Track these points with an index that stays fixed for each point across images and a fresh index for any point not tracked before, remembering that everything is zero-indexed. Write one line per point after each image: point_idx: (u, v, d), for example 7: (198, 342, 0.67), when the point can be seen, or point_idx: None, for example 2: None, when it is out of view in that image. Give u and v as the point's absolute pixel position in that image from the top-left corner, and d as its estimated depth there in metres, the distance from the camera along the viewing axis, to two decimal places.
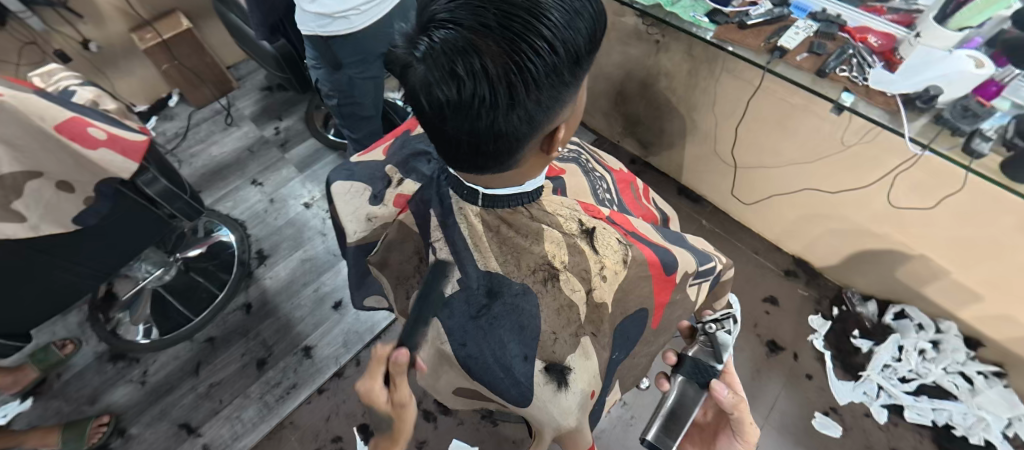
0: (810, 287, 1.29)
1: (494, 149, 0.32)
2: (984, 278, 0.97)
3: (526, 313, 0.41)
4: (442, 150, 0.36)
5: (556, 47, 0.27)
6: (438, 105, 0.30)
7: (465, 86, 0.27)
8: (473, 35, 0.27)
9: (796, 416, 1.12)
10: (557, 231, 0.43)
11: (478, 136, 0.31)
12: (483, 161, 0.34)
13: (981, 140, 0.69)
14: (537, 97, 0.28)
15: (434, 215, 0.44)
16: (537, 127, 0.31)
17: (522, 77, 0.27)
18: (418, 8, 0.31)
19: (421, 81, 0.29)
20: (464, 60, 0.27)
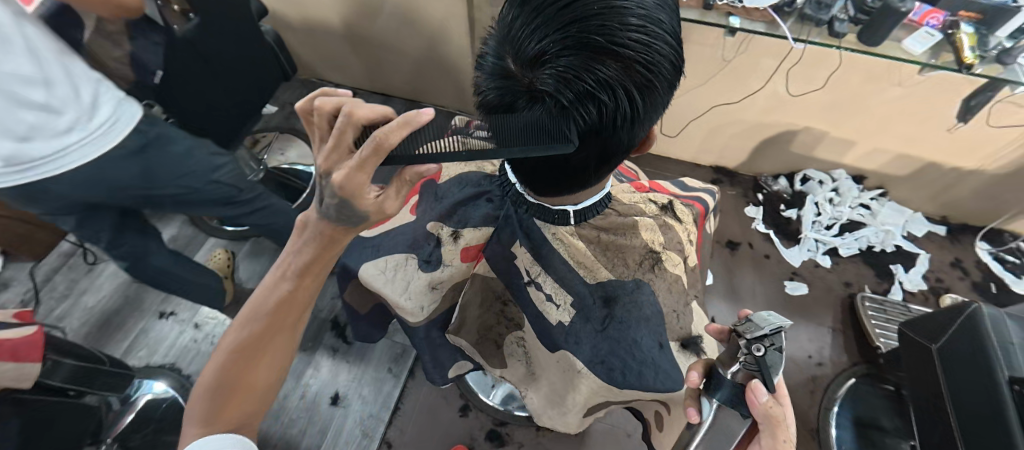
0: (735, 186, 1.49)
1: (617, 151, 0.37)
2: (855, 128, 1.21)
3: (648, 305, 0.41)
4: (542, 179, 0.39)
5: (670, 45, 0.32)
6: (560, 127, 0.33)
7: (602, 100, 0.32)
8: (601, 54, 0.31)
9: (774, 292, 1.30)
10: (644, 218, 0.44)
11: (607, 143, 0.35)
12: (601, 168, 0.38)
13: (839, 23, 0.84)
14: (659, 92, 0.34)
15: (523, 248, 0.43)
16: (651, 121, 0.37)
17: (651, 77, 0.32)
18: (513, 51, 0.34)
19: (539, 109, 0.33)
20: (599, 79, 0.31)
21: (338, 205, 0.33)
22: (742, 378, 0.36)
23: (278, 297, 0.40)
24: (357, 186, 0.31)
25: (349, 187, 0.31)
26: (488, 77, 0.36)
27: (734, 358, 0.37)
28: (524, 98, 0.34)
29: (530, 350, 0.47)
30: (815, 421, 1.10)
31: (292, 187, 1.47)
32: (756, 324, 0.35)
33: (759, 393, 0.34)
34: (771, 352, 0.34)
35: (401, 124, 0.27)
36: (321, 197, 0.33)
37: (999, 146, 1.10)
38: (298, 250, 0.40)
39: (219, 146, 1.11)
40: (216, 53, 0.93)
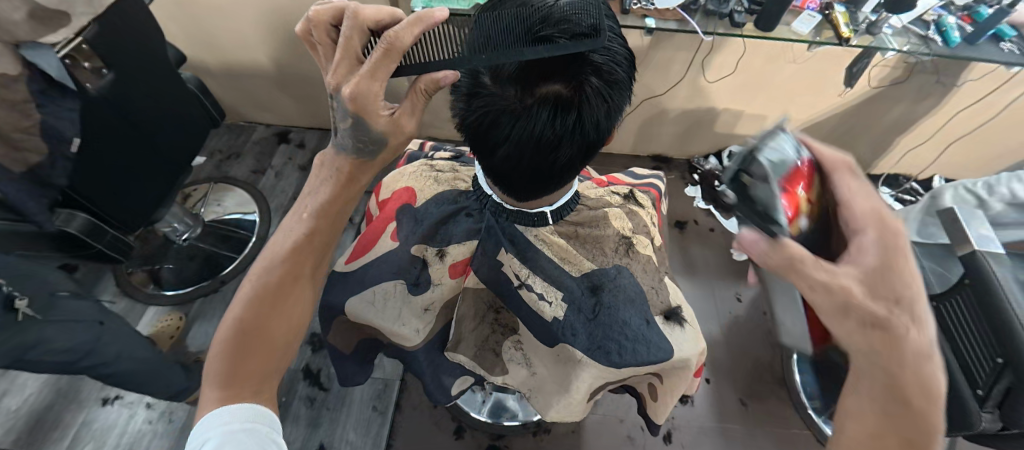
0: (672, 170, 1.61)
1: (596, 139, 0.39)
2: (765, 105, 1.36)
3: (631, 287, 0.45)
4: (527, 174, 0.40)
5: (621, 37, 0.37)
6: (545, 139, 0.36)
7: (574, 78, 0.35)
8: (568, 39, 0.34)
9: (724, 261, 1.41)
10: (613, 208, 0.48)
11: (588, 129, 0.37)
12: (580, 160, 0.40)
13: (738, 14, 0.94)
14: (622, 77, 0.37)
15: (509, 254, 0.45)
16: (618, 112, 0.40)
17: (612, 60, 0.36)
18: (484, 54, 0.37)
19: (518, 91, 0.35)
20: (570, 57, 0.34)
21: (353, 126, 0.37)
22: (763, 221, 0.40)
23: (292, 242, 0.45)
24: (368, 99, 0.35)
25: (362, 94, 0.34)
26: (465, 98, 0.37)
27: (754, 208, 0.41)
28: (508, 116, 0.36)
29: (528, 351, 0.49)
30: (780, 371, 1.20)
31: (235, 238, 1.39)
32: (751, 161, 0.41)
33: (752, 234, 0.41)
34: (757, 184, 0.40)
35: (411, 22, 0.30)
36: (337, 112, 0.37)
37: (878, 103, 1.29)
38: (311, 193, 0.45)
39: (144, 219, 1.01)
40: (137, 108, 0.89)
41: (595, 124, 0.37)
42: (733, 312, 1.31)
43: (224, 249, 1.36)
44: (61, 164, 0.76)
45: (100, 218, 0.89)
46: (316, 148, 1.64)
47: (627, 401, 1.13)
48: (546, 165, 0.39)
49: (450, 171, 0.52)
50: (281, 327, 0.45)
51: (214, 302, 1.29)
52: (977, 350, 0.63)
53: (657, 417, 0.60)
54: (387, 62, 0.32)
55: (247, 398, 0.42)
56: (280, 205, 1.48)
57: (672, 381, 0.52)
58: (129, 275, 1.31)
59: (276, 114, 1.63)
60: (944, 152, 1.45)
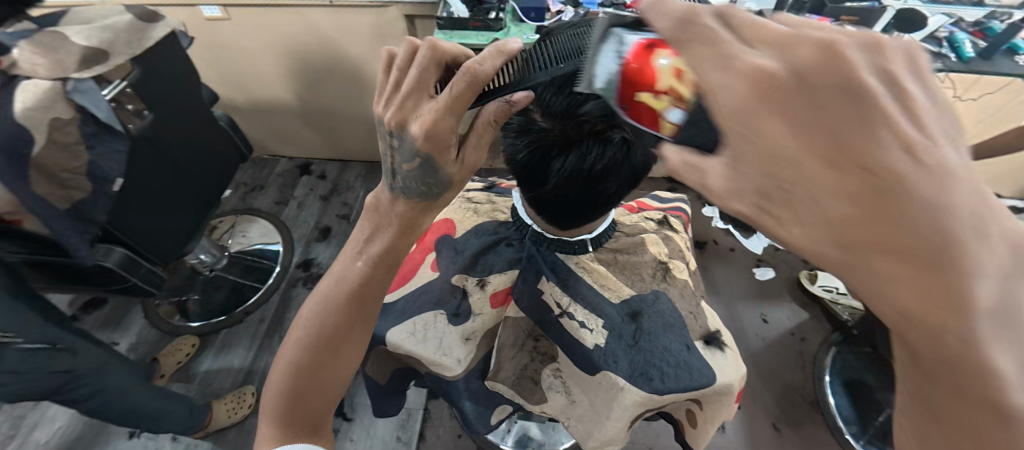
0: (689, 190, 1.61)
1: (639, 172, 0.40)
2: None
3: (669, 312, 0.45)
4: (575, 210, 0.42)
5: None
6: (595, 171, 0.38)
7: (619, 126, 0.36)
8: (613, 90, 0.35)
9: (747, 280, 1.39)
10: (649, 234, 0.49)
11: (634, 167, 0.39)
12: (624, 190, 0.42)
13: None
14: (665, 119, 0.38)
15: (551, 282, 0.45)
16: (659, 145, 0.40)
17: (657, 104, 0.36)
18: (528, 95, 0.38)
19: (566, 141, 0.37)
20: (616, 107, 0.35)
21: (420, 166, 0.38)
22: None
23: (348, 288, 0.43)
24: (439, 137, 0.35)
25: (433, 134, 0.35)
26: (516, 136, 0.39)
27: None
28: (557, 149, 0.38)
29: (567, 379, 0.49)
30: (811, 394, 1.17)
31: (259, 268, 1.41)
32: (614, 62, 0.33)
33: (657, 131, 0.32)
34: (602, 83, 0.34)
35: (491, 52, 0.32)
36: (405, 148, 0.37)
37: None
38: (368, 239, 0.43)
39: (176, 252, 1.04)
40: (172, 145, 0.93)
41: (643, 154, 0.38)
42: (759, 333, 1.28)
43: (248, 279, 1.38)
44: (104, 201, 0.78)
45: (135, 252, 0.92)
46: (337, 178, 1.68)
47: (653, 427, 1.11)
48: (594, 193, 0.40)
49: (488, 203, 0.54)
50: (337, 368, 0.45)
51: (238, 333, 1.30)
52: None
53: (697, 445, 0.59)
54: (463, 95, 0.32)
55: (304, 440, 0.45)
56: (303, 234, 1.51)
57: (715, 409, 0.51)
58: (156, 307, 1.34)
59: (300, 146, 1.68)
60: None
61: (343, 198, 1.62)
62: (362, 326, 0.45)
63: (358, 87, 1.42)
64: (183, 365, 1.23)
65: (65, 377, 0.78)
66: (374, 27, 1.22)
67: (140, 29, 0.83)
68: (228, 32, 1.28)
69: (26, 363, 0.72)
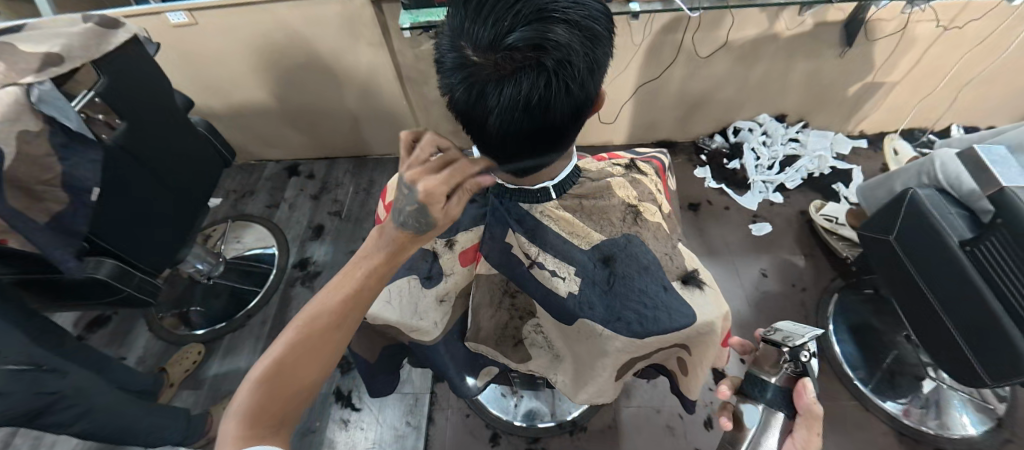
0: (679, 153, 1.59)
1: (582, 113, 0.37)
2: (761, 75, 1.37)
3: (641, 253, 0.44)
4: (524, 155, 0.38)
5: (593, 7, 0.34)
6: (533, 101, 0.33)
7: (554, 55, 0.32)
8: (540, 19, 0.32)
9: (744, 237, 1.37)
10: (615, 178, 0.48)
11: (576, 104, 0.35)
12: (569, 134, 0.38)
13: None
14: (600, 51, 0.35)
15: (518, 235, 0.45)
16: (599, 82, 0.37)
17: (590, 34, 0.33)
18: (456, 35, 0.34)
19: (502, 76, 0.33)
20: (547, 36, 0.32)
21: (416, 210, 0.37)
22: (785, 380, 0.53)
23: (344, 295, 0.40)
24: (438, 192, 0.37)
25: (431, 194, 0.37)
26: (450, 72, 0.35)
27: (773, 359, 0.55)
28: (494, 83, 0.33)
29: (549, 334, 0.50)
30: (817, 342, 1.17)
31: (256, 272, 1.42)
32: (799, 335, 0.54)
33: (806, 388, 0.51)
34: (809, 354, 0.53)
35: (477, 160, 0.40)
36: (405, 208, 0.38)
37: (876, 54, 1.29)
38: (369, 253, 0.41)
39: (166, 262, 1.04)
40: (150, 154, 0.93)
41: (580, 81, 0.34)
42: (759, 288, 1.27)
43: (247, 284, 1.39)
44: (83, 211, 0.78)
45: (126, 262, 0.92)
46: (325, 176, 1.67)
47: (660, 388, 1.11)
48: (542, 129, 0.36)
49: None
50: (316, 369, 0.41)
51: (242, 336, 1.31)
52: None
53: (691, 391, 0.59)
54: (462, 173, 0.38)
55: (269, 440, 0.39)
56: (297, 235, 1.52)
57: (700, 350, 0.51)
58: (159, 319, 1.35)
59: (284, 148, 1.68)
60: (950, 97, 1.45)
61: (333, 196, 1.61)
62: (347, 330, 0.42)
63: (336, 82, 1.42)
64: (191, 372, 1.24)
65: (51, 398, 0.78)
66: (343, 17, 1.21)
67: (98, 35, 0.83)
68: (198, 38, 1.27)
69: (16, 382, 0.73)
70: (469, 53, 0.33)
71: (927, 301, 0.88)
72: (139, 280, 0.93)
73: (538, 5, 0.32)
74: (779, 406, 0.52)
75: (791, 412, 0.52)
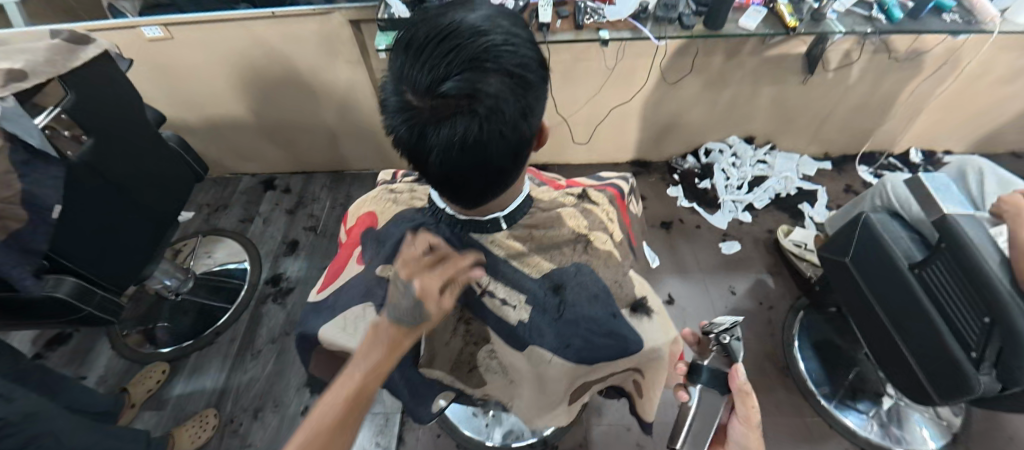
0: (653, 173, 1.63)
1: (521, 152, 0.39)
2: (729, 99, 1.42)
3: (591, 282, 0.46)
4: (468, 190, 0.40)
5: (530, 52, 0.35)
6: (468, 142, 0.35)
7: (486, 103, 0.33)
8: (473, 68, 0.33)
9: (714, 255, 1.41)
10: (566, 208, 0.49)
11: (512, 145, 0.37)
12: (511, 171, 0.40)
13: (686, 17, 1.01)
14: (536, 95, 0.36)
15: (470, 265, 0.45)
16: (538, 121, 0.38)
17: (524, 81, 0.34)
18: (398, 78, 0.35)
19: (437, 121, 0.34)
20: (478, 84, 0.33)
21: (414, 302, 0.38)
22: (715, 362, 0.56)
23: (344, 396, 0.37)
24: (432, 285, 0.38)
25: (428, 289, 0.38)
26: (393, 113, 0.36)
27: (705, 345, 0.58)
28: (431, 127, 0.35)
29: (503, 359, 0.50)
30: (782, 359, 1.20)
31: (227, 288, 1.39)
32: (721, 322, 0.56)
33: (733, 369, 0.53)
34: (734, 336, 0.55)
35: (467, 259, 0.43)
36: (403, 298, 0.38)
37: (836, 82, 1.36)
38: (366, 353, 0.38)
39: (130, 279, 1.02)
40: (118, 171, 0.92)
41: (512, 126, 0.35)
42: (728, 306, 1.30)
43: (217, 300, 1.36)
44: (43, 229, 0.77)
45: (87, 280, 0.90)
46: (302, 191, 1.66)
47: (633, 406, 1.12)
48: (482, 168, 0.38)
49: (409, 192, 0.53)
50: None
51: (210, 355, 1.28)
52: (964, 312, 0.74)
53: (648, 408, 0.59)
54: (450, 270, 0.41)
55: None
56: (270, 250, 1.50)
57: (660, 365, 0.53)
58: (122, 337, 1.31)
59: (259, 162, 1.66)
60: (907, 122, 1.52)
61: (309, 210, 1.60)
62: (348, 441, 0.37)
63: (314, 98, 1.42)
64: (154, 392, 1.21)
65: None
66: (321, 35, 1.22)
67: (68, 50, 0.84)
68: (174, 52, 1.27)
69: None
70: (406, 95, 0.35)
71: (880, 321, 0.92)
72: (100, 299, 0.90)
73: (471, 54, 0.33)
74: (712, 386, 0.55)
75: (725, 392, 0.55)
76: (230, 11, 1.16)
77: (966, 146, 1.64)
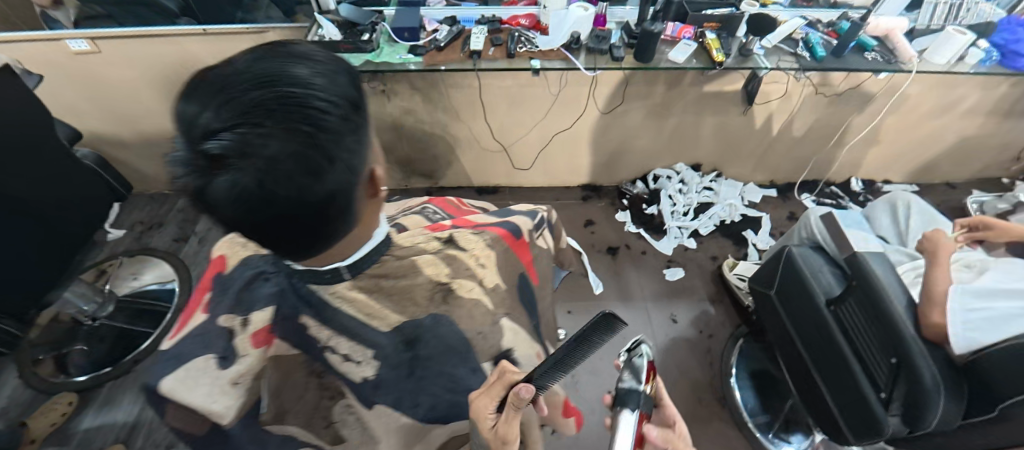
0: (603, 197, 1.63)
1: (336, 210, 0.33)
2: (673, 127, 1.44)
3: (449, 335, 0.44)
4: (283, 247, 0.35)
5: (333, 102, 0.30)
6: (249, 203, 0.29)
7: (264, 159, 0.28)
8: (249, 121, 0.28)
9: (658, 282, 1.41)
10: (426, 255, 0.45)
11: (314, 205, 0.31)
12: (330, 228, 0.35)
13: (616, 49, 1.03)
14: (342, 149, 0.31)
15: (312, 319, 0.42)
16: (357, 176, 0.34)
17: (319, 135, 0.29)
18: (182, 122, 0.30)
19: (212, 177, 0.29)
20: (253, 139, 0.27)
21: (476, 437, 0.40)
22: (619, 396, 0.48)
23: None
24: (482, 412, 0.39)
25: (479, 409, 0.39)
26: (178, 162, 0.31)
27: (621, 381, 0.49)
28: (207, 183, 0.29)
29: (363, 415, 0.47)
30: (720, 388, 1.19)
31: (153, 312, 1.32)
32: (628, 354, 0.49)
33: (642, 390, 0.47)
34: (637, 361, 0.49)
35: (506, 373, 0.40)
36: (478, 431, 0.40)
37: (774, 114, 1.40)
38: None
39: (30, 308, 0.95)
40: (23, 194, 0.88)
41: (300, 187, 0.29)
42: (667, 333, 1.30)
43: (140, 325, 1.29)
44: None
45: None
46: None
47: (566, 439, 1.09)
48: (285, 229, 0.32)
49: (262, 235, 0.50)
50: None
51: (124, 385, 1.20)
52: (874, 351, 0.74)
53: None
54: (498, 390, 0.40)
55: None
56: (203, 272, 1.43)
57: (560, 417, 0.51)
58: (30, 366, 1.22)
59: None
60: (845, 153, 1.57)
61: None
62: None
63: None
64: (58, 426, 1.13)
65: None
66: None
67: None
68: (101, 66, 1.22)
69: None
70: (187, 150, 0.30)
71: (801, 355, 0.92)
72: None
73: (248, 103, 0.28)
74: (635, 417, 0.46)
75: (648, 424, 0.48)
76: (159, 27, 1.12)
77: (903, 177, 1.70)
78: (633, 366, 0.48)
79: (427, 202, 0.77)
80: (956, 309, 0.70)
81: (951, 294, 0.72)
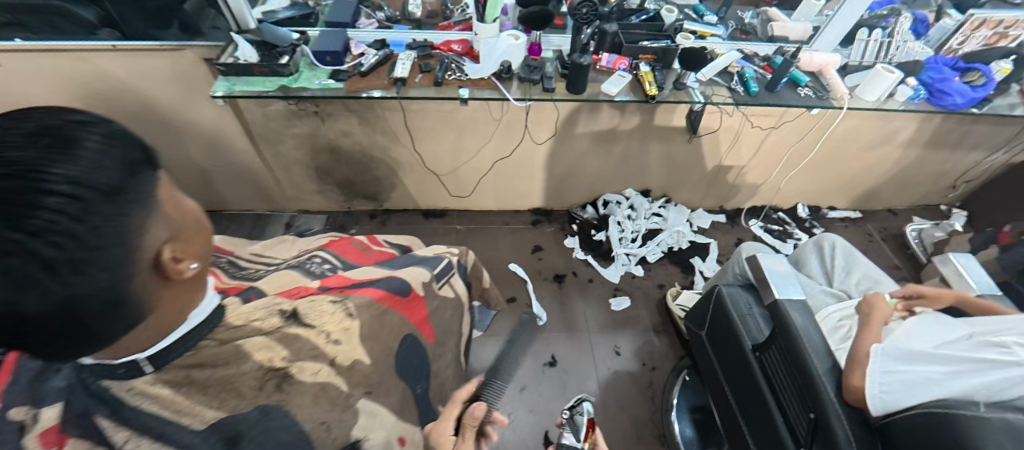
0: (552, 222, 1.60)
1: (101, 303, 0.35)
2: (620, 154, 1.43)
3: (274, 433, 0.42)
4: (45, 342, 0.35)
5: (77, 190, 0.32)
6: None
7: None
8: None
9: (603, 312, 1.38)
10: (264, 338, 0.47)
11: (57, 294, 0.33)
12: (106, 322, 0.36)
13: (547, 80, 1.00)
14: (91, 239, 0.33)
15: (109, 419, 0.39)
16: (121, 264, 0.35)
17: (53, 224, 0.31)
18: None
19: None
20: None
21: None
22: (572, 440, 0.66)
23: None
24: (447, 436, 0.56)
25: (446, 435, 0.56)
26: None
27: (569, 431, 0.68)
28: None
29: None
30: (658, 425, 1.16)
31: None
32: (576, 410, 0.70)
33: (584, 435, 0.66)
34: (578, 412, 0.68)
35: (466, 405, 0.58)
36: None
37: (719, 142, 1.40)
38: None
39: None
40: None
41: (40, 292, 0.32)
42: (609, 366, 1.26)
43: None
44: None
45: None
46: None
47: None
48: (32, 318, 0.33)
49: None
50: None
51: None
52: (795, 405, 0.72)
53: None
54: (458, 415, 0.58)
55: None
56: None
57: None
58: None
59: None
60: (790, 181, 1.59)
61: None
62: None
63: (177, 135, 1.29)
64: None
65: None
66: (175, 71, 1.12)
67: None
68: None
69: None
70: None
71: (728, 400, 0.89)
72: None
73: None
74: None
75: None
76: (61, 42, 1.02)
77: (849, 203, 1.73)
78: (576, 423, 0.67)
79: (324, 246, 0.72)
80: (875, 370, 0.65)
81: (874, 353, 0.67)
